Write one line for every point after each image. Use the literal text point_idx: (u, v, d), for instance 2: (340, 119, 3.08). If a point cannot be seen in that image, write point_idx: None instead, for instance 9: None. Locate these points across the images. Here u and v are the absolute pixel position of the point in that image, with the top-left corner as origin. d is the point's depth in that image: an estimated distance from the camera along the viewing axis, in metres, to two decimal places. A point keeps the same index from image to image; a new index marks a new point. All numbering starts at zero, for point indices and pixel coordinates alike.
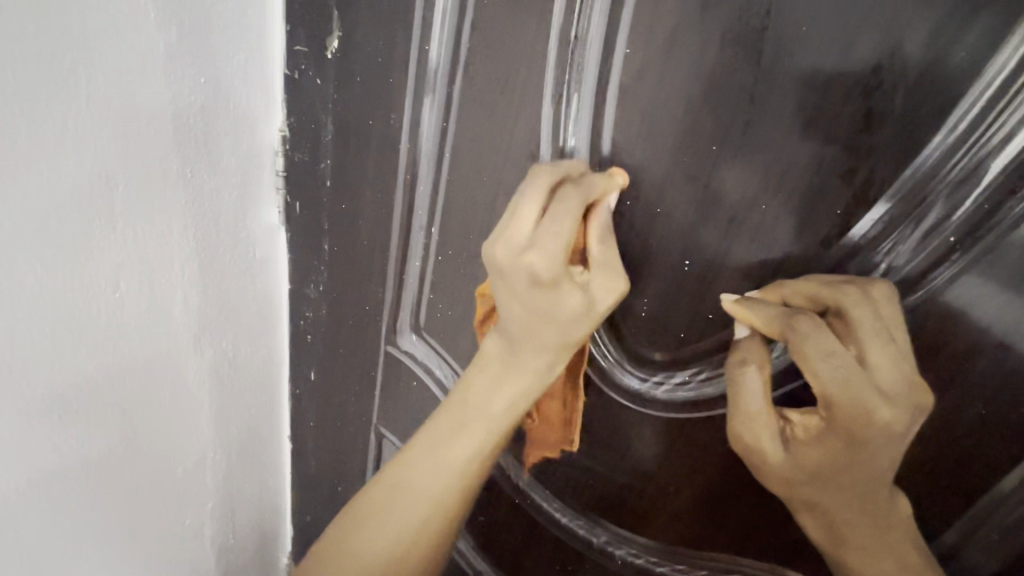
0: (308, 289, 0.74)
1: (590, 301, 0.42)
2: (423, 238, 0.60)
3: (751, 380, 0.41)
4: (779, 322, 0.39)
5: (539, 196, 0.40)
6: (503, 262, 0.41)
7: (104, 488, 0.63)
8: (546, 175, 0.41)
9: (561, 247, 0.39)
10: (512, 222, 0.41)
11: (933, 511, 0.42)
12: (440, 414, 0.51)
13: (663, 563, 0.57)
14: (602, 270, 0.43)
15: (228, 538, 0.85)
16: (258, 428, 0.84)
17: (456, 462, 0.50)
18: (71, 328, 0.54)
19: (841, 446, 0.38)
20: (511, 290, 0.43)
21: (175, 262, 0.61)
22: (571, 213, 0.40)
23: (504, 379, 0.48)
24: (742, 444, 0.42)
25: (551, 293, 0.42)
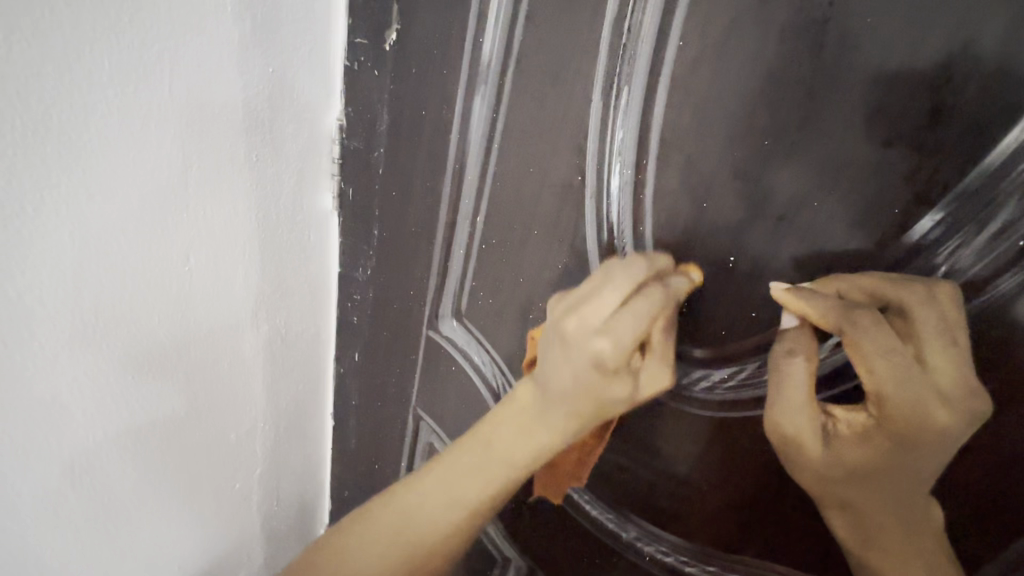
0: (358, 273, 0.78)
1: (635, 390, 0.44)
2: (468, 227, 0.62)
3: (797, 370, 0.40)
4: (835, 314, 0.37)
5: (625, 286, 0.42)
6: (572, 333, 0.44)
7: (167, 446, 0.69)
8: (638, 271, 0.43)
9: (632, 337, 0.41)
10: (594, 299, 0.43)
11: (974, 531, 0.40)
12: (470, 442, 0.54)
13: (692, 563, 0.56)
14: (659, 362, 0.44)
15: (272, 506, 0.90)
16: (305, 403, 0.88)
17: (468, 503, 0.53)
18: (146, 298, 0.59)
19: (889, 446, 0.38)
20: (565, 359, 0.45)
21: (239, 242, 0.65)
22: (645, 316, 0.41)
23: (526, 432, 0.50)
24: (778, 435, 0.42)
25: (607, 379, 0.44)
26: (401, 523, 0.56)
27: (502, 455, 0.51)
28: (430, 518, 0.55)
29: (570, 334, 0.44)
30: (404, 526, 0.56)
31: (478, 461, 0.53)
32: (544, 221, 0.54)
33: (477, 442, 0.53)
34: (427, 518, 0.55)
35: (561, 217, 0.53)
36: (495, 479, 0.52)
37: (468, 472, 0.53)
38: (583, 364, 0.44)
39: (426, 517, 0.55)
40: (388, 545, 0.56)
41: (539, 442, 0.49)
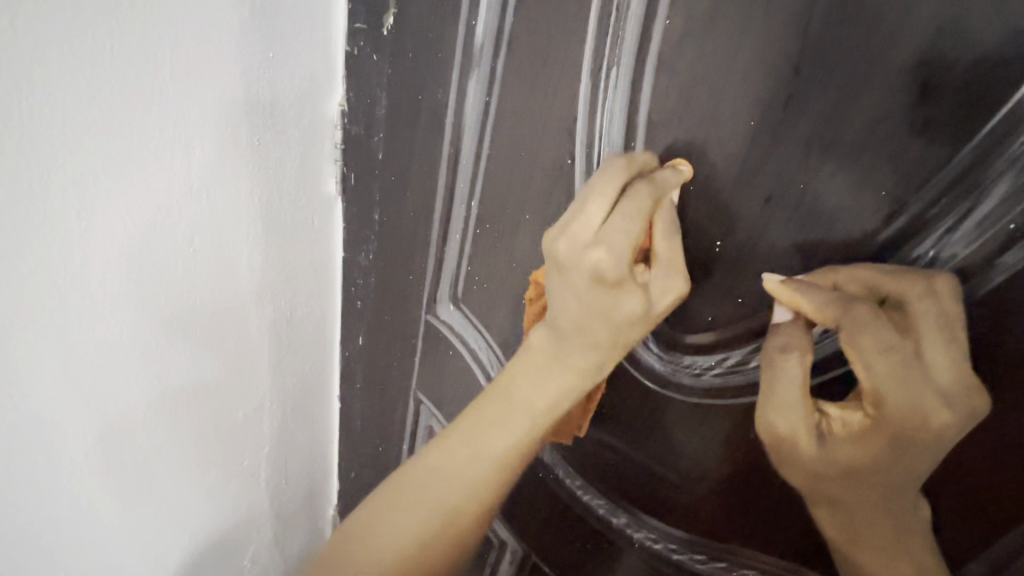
0: (360, 258, 0.79)
1: (649, 303, 0.44)
2: (464, 211, 0.62)
3: (792, 366, 0.39)
4: (833, 310, 0.36)
5: (611, 186, 0.42)
6: (564, 256, 0.44)
7: (176, 422, 0.71)
8: (619, 171, 0.42)
9: (628, 245, 0.41)
10: (580, 215, 0.43)
11: (960, 533, 0.39)
12: (489, 396, 0.53)
13: (682, 551, 0.56)
14: (668, 270, 0.43)
15: (280, 484, 0.93)
16: (312, 384, 0.90)
17: (494, 451, 0.52)
18: (153, 276, 0.62)
19: (885, 447, 0.37)
20: (567, 283, 0.45)
21: (243, 223, 0.67)
22: (636, 211, 0.41)
23: (548, 368, 0.50)
24: (772, 434, 0.41)
25: (613, 291, 0.43)
26: (436, 477, 0.53)
27: (524, 400, 0.51)
28: (456, 479, 0.53)
29: (569, 250, 0.44)
30: (429, 494, 0.53)
31: (500, 415, 0.52)
32: (536, 206, 0.54)
33: (497, 394, 0.53)
34: (459, 468, 0.53)
35: (553, 200, 0.53)
36: (523, 432, 0.52)
37: (491, 427, 0.52)
38: (584, 284, 0.44)
39: (460, 467, 0.53)
40: (420, 513, 0.52)
41: (561, 381, 0.50)
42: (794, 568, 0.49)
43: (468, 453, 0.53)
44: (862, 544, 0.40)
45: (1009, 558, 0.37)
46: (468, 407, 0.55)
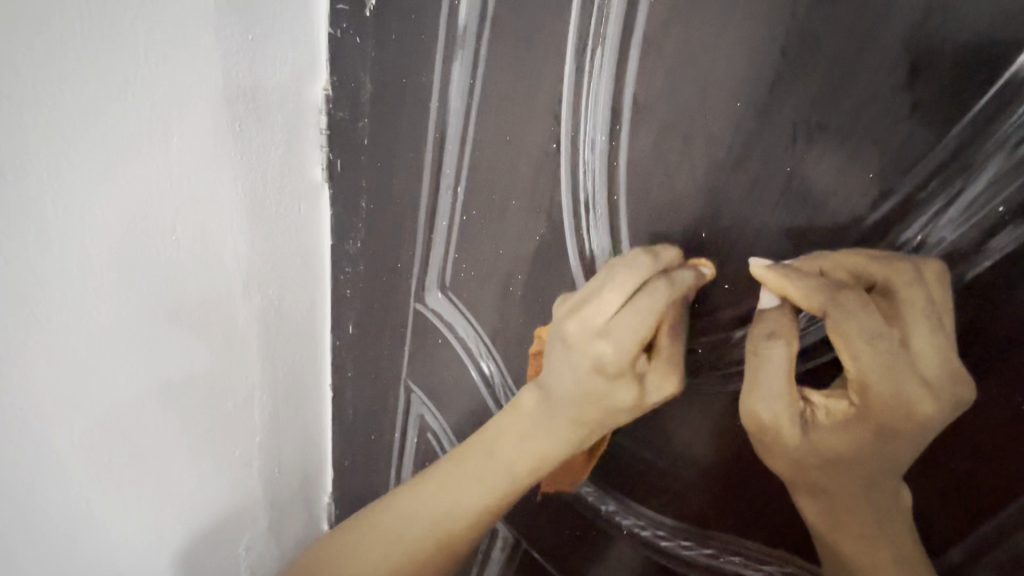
0: (348, 246, 0.78)
1: (642, 396, 0.43)
2: (450, 198, 0.61)
3: (777, 354, 0.38)
4: (822, 298, 0.35)
5: (631, 280, 0.41)
6: (571, 335, 0.44)
7: (164, 413, 0.71)
8: (641, 269, 0.41)
9: (632, 341, 0.41)
10: (593, 302, 0.42)
11: (939, 518, 0.40)
12: (472, 449, 0.52)
13: (668, 538, 0.56)
14: (665, 367, 0.43)
15: (274, 473, 0.93)
16: (303, 374, 0.90)
17: (465, 508, 0.51)
18: (135, 266, 0.61)
19: (867, 435, 0.37)
20: (568, 362, 0.45)
21: (227, 212, 0.66)
22: (647, 312, 0.40)
23: (532, 435, 0.49)
24: (755, 422, 0.40)
25: (610, 381, 0.43)
26: (405, 522, 0.53)
27: (504, 463, 0.50)
28: (426, 526, 0.52)
29: (574, 333, 0.43)
30: (399, 537, 0.53)
31: (476, 474, 0.51)
32: (523, 191, 0.53)
33: (478, 451, 0.52)
34: (429, 515, 0.53)
35: (539, 187, 0.52)
36: (495, 494, 0.50)
37: (466, 484, 0.52)
38: (582, 369, 0.44)
39: (430, 515, 0.53)
40: (389, 554, 0.53)
41: (542, 451, 0.49)
42: (780, 553, 0.49)
43: (441, 503, 0.52)
44: (844, 532, 0.40)
45: (988, 542, 0.38)
46: (451, 454, 0.54)
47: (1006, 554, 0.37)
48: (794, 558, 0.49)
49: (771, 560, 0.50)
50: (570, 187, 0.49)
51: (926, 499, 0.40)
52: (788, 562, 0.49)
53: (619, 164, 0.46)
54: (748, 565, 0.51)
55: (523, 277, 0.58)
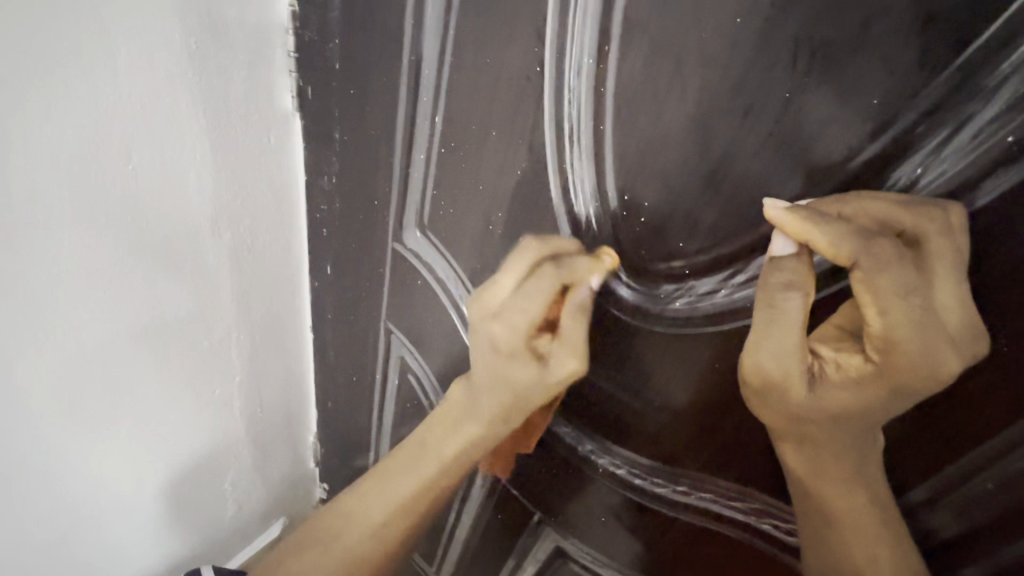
0: (322, 181, 0.74)
1: (543, 375, 0.46)
2: (427, 128, 0.57)
3: (793, 306, 0.36)
4: (851, 246, 0.32)
5: (519, 266, 0.45)
6: (475, 319, 0.48)
7: (132, 353, 0.69)
8: (530, 253, 0.45)
9: (517, 324, 0.45)
10: (491, 287, 0.47)
11: (909, 463, 0.41)
12: (441, 412, 0.54)
13: (643, 477, 0.57)
14: (564, 346, 0.46)
15: (255, 412, 0.93)
16: (282, 315, 0.87)
17: (422, 462, 0.53)
18: (88, 196, 0.57)
19: (879, 392, 0.36)
20: (497, 344, 0.48)
21: (186, 140, 0.62)
22: (529, 296, 0.44)
23: (495, 383, 0.50)
24: (763, 379, 0.38)
25: (506, 360, 0.47)
26: (371, 488, 0.55)
27: (468, 410, 0.51)
28: (385, 490, 0.54)
29: (498, 304, 0.47)
30: (364, 517, 0.54)
31: (438, 427, 0.53)
32: (503, 121, 0.50)
33: (444, 404, 0.54)
34: (390, 479, 0.54)
35: (520, 115, 0.49)
36: (457, 455, 0.52)
37: (429, 437, 0.54)
38: (505, 339, 0.46)
39: (391, 477, 0.54)
40: (359, 517, 0.55)
41: (503, 391, 0.49)
42: (749, 491, 0.50)
43: (399, 465, 0.55)
44: (827, 478, 0.41)
45: (949, 485, 0.40)
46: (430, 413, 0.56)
47: (963, 497, 0.39)
48: (762, 497, 0.50)
49: (740, 497, 0.51)
50: (553, 114, 0.46)
51: (897, 444, 0.41)
52: (756, 499, 0.50)
53: (606, 89, 0.43)
54: (716, 501, 0.52)
55: (503, 215, 0.55)
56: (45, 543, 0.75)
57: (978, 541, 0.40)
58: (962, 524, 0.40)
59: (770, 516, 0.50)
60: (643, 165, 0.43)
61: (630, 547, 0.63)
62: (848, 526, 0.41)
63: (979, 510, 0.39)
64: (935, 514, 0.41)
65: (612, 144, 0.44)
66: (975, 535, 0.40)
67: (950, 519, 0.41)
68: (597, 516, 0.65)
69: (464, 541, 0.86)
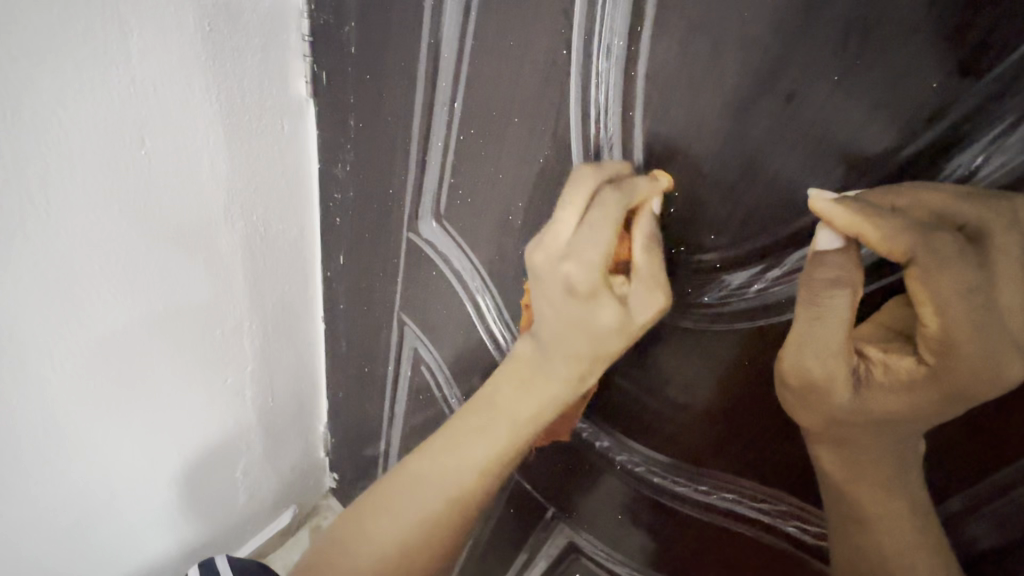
0: (337, 169, 0.73)
1: (627, 315, 0.42)
2: (446, 115, 0.56)
3: (840, 304, 0.35)
4: (908, 239, 0.31)
5: (579, 197, 0.41)
6: (539, 266, 0.44)
7: (145, 341, 0.69)
8: (588, 177, 0.41)
9: (598, 257, 0.41)
10: (553, 227, 0.43)
11: (948, 471, 0.39)
12: (468, 409, 0.51)
13: (663, 475, 0.56)
14: (644, 282, 0.42)
15: (267, 401, 0.93)
16: (294, 305, 0.87)
17: (472, 464, 0.50)
18: (102, 182, 0.56)
19: (930, 396, 0.35)
20: (545, 295, 0.44)
21: (200, 125, 0.60)
22: (607, 215, 0.40)
23: (530, 382, 0.48)
24: (805, 380, 0.37)
25: (586, 304, 0.43)
26: (414, 487, 0.51)
27: (507, 410, 0.49)
28: (432, 490, 0.50)
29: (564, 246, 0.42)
30: (419, 503, 0.50)
31: (478, 428, 0.50)
32: (526, 106, 0.48)
33: (477, 406, 0.51)
34: (437, 480, 0.50)
35: (544, 100, 0.47)
36: (502, 445, 0.49)
37: (469, 440, 0.50)
38: (559, 298, 0.43)
39: (438, 479, 0.50)
40: (406, 520, 0.50)
41: (541, 394, 0.48)
42: (778, 493, 0.48)
43: (446, 465, 0.50)
44: (860, 481, 0.40)
45: (989, 496, 0.38)
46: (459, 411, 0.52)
47: (1005, 508, 0.38)
48: (789, 499, 0.48)
49: (767, 499, 0.49)
50: (579, 100, 0.44)
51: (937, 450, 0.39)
52: (786, 501, 0.48)
53: (637, 74, 0.41)
54: (742, 502, 0.51)
55: (524, 205, 0.53)
56: (60, 527, 0.76)
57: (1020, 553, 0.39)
58: (1003, 534, 0.39)
59: (799, 518, 0.48)
60: (674, 154, 0.41)
61: (646, 545, 0.62)
62: (886, 530, 0.40)
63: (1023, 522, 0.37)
64: (975, 523, 0.40)
65: (642, 131, 0.43)
66: (1016, 546, 0.39)
67: (989, 528, 0.39)
68: (613, 513, 0.64)
69: (476, 533, 0.86)
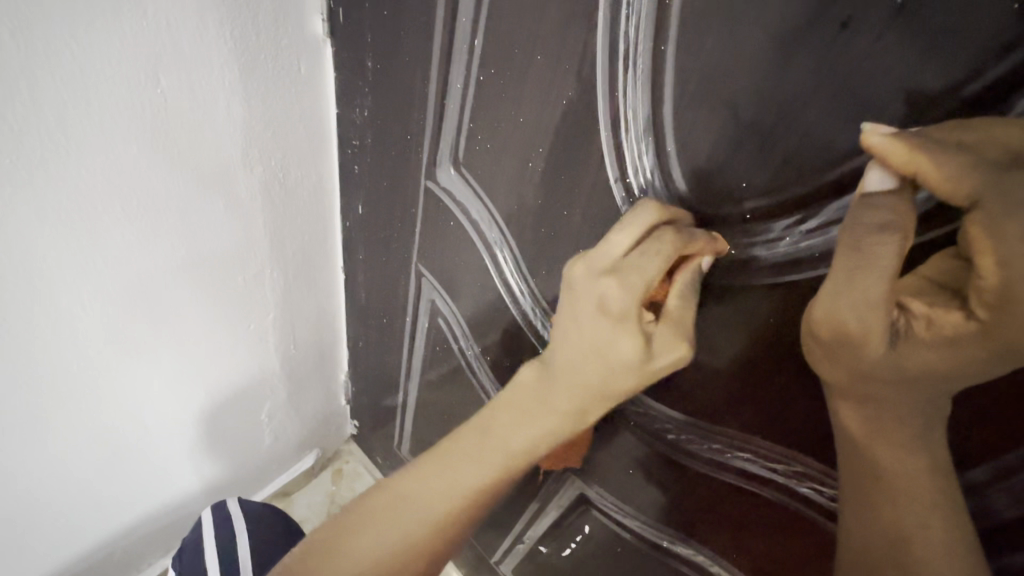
0: (354, 115, 0.71)
1: (647, 353, 0.44)
2: (466, 54, 0.53)
3: (887, 250, 0.33)
4: (971, 178, 0.29)
5: (638, 227, 0.43)
6: (577, 279, 0.46)
7: (170, 282, 0.71)
8: (648, 213, 0.43)
9: (639, 285, 0.43)
10: (603, 244, 0.44)
11: (976, 440, 0.38)
12: (464, 434, 0.53)
13: (676, 431, 0.56)
14: (672, 330, 0.44)
15: (290, 348, 0.96)
16: (314, 254, 0.87)
17: (460, 487, 0.51)
18: (116, 119, 0.55)
19: (977, 354, 0.33)
20: (573, 313, 0.47)
21: (215, 63, 0.59)
22: (655, 252, 0.42)
23: (531, 414, 0.50)
24: (839, 334, 0.36)
25: (614, 325, 0.45)
26: (400, 506, 0.52)
27: (505, 439, 0.51)
28: (420, 509, 0.52)
29: (608, 263, 0.44)
30: (397, 519, 0.52)
31: (473, 451, 0.52)
32: (550, 42, 0.45)
33: (479, 428, 0.52)
34: (424, 498, 0.52)
35: (570, 35, 0.44)
36: (491, 470, 0.51)
37: (462, 460, 0.52)
38: (585, 310, 0.46)
39: (425, 497, 0.52)
40: (383, 538, 0.51)
41: (546, 424, 0.49)
42: (792, 453, 0.48)
43: (435, 486, 0.52)
44: (883, 440, 0.39)
45: (1015, 469, 0.37)
46: (462, 428, 0.54)
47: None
48: (803, 459, 0.47)
49: (780, 458, 0.49)
50: (608, 33, 0.41)
51: (967, 420, 0.38)
52: (801, 462, 0.48)
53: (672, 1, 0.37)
54: (754, 461, 0.51)
55: (544, 151, 0.51)
56: (99, 454, 0.81)
57: None
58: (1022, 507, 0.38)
59: (810, 480, 0.48)
60: (707, 93, 0.39)
61: (655, 499, 0.63)
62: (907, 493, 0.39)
63: None
64: (996, 495, 0.39)
65: (672, 69, 0.40)
66: None
67: (1010, 500, 0.38)
68: (624, 467, 0.64)
69: None
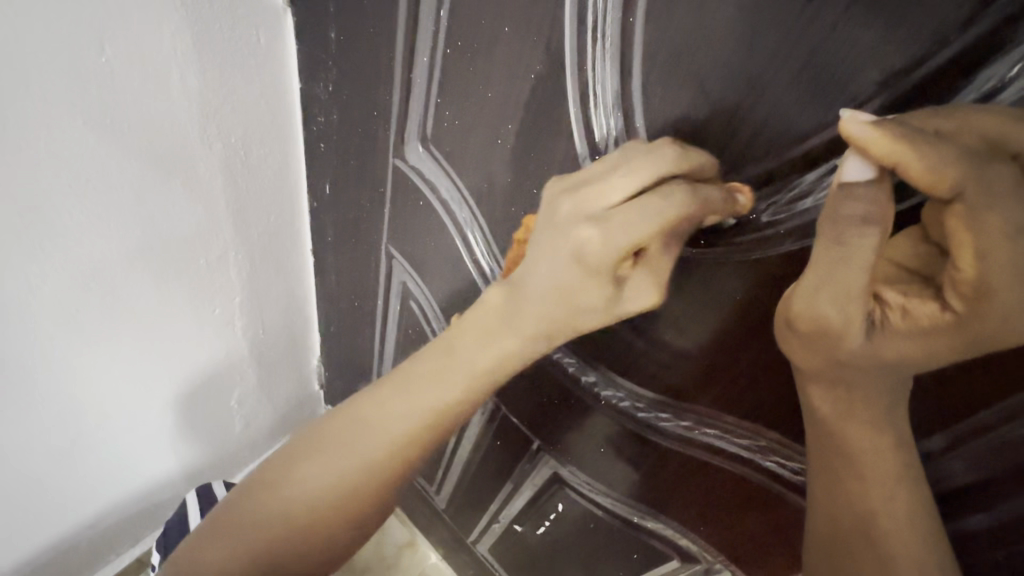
0: (319, 89, 0.68)
1: (613, 301, 0.41)
2: (432, 24, 0.51)
3: (867, 244, 0.32)
4: (954, 175, 0.28)
5: (642, 174, 0.37)
6: (563, 215, 0.41)
7: (128, 263, 0.68)
8: (666, 159, 0.37)
9: (625, 240, 0.37)
10: (599, 184, 0.39)
11: (930, 415, 0.40)
12: (427, 356, 0.48)
13: (647, 410, 0.56)
14: (647, 276, 0.40)
15: (258, 333, 0.93)
16: (280, 235, 0.84)
17: (417, 410, 0.46)
18: (59, 89, 0.52)
19: (948, 346, 0.34)
20: (549, 247, 0.41)
21: (164, 29, 0.55)
22: (658, 212, 0.36)
23: (494, 332, 0.45)
24: (818, 326, 0.36)
25: (586, 275, 0.40)
26: (357, 429, 0.47)
27: (464, 360, 0.46)
28: (387, 432, 0.46)
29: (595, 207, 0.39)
30: (354, 445, 0.47)
31: (434, 374, 0.47)
32: (518, 13, 0.44)
33: (441, 347, 0.48)
34: (381, 426, 0.47)
35: (538, 4, 0.42)
36: (454, 392, 0.46)
37: (420, 382, 0.47)
38: (563, 258, 0.40)
39: (380, 425, 0.47)
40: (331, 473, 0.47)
41: (502, 345, 0.45)
42: (756, 429, 0.49)
43: (392, 409, 0.47)
44: (847, 419, 0.40)
45: (964, 438, 0.39)
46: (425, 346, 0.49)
47: (978, 451, 0.38)
48: (770, 436, 0.48)
49: (747, 435, 0.49)
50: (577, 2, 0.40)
51: (922, 397, 0.39)
52: (762, 437, 0.49)
53: None
54: (723, 438, 0.51)
55: (515, 127, 0.50)
56: (56, 444, 0.78)
57: (988, 492, 0.40)
58: (972, 475, 0.40)
59: (775, 455, 0.49)
60: (677, 67, 0.38)
61: (627, 477, 0.64)
62: (869, 470, 0.41)
63: (990, 464, 0.38)
64: (949, 462, 0.41)
65: (641, 41, 0.39)
66: (982, 485, 0.40)
67: (960, 469, 0.40)
68: (597, 447, 0.65)
69: (465, 464, 0.89)
